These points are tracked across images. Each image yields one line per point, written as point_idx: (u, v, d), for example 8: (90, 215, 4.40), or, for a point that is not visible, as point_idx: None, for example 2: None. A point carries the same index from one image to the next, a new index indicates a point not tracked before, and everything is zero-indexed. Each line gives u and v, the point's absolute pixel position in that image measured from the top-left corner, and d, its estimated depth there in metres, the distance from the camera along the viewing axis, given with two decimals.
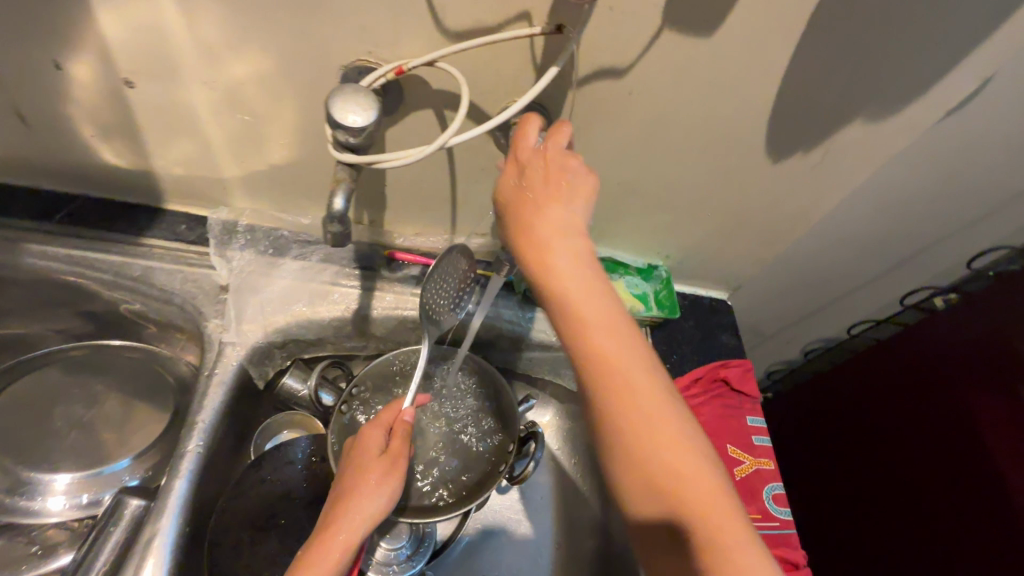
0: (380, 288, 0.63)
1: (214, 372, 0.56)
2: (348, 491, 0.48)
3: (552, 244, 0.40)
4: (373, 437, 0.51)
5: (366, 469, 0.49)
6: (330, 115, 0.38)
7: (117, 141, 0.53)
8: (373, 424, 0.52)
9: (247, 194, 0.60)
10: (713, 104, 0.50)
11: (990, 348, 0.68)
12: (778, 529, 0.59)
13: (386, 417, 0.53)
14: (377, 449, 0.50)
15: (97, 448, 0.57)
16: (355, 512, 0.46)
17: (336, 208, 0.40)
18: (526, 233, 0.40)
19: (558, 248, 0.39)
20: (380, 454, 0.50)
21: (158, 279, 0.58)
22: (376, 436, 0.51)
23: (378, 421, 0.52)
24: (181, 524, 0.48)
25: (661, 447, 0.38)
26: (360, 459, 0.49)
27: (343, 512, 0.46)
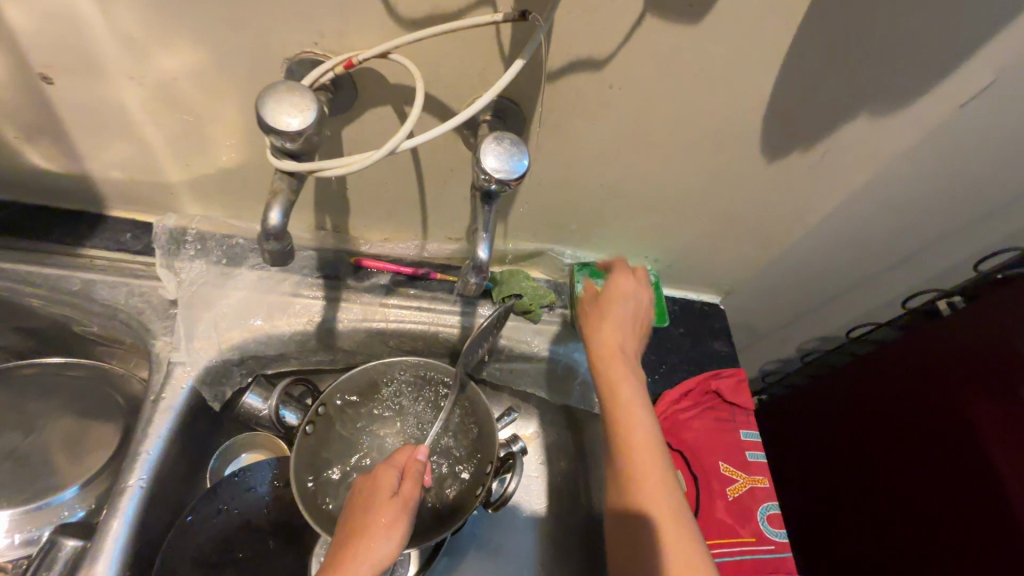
0: (346, 299, 0.58)
1: (161, 397, 0.51)
2: (356, 532, 0.41)
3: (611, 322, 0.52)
4: (388, 476, 0.45)
5: (380, 509, 0.43)
6: (261, 120, 0.33)
7: (44, 143, 0.48)
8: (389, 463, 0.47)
9: (197, 198, 0.55)
10: (702, 99, 0.45)
11: (995, 352, 0.65)
12: (772, 552, 0.55)
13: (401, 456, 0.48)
14: (391, 490, 0.45)
15: (37, 479, 0.52)
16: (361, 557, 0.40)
17: (272, 223, 0.35)
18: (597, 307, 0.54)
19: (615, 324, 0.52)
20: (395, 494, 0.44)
21: (99, 293, 0.53)
22: (391, 475, 0.46)
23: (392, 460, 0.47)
24: (121, 567, 0.44)
25: (654, 490, 0.44)
26: (373, 497, 0.44)
27: (349, 556, 0.40)
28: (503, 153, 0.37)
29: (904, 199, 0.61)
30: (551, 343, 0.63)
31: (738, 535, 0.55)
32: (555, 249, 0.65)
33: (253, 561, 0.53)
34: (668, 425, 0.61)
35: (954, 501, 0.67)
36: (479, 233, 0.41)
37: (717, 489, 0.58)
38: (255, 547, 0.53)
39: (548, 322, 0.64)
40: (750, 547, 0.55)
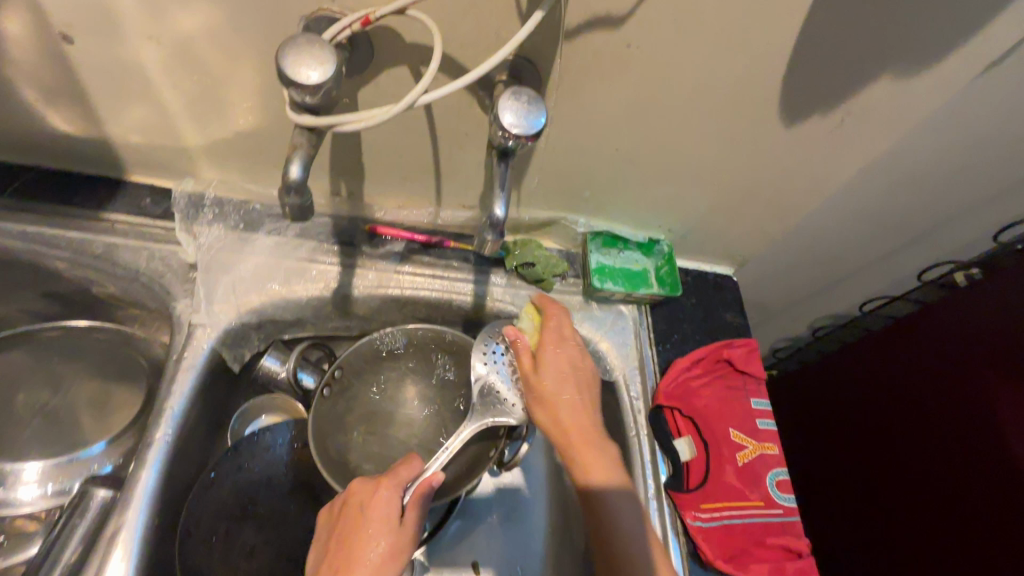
0: (361, 266, 0.60)
1: (183, 355, 0.52)
2: (347, 561, 0.43)
3: (555, 353, 0.54)
4: (386, 503, 0.46)
5: (371, 536, 0.44)
6: (282, 73, 0.33)
7: (66, 106, 0.48)
8: (388, 484, 0.47)
9: (215, 163, 0.56)
10: (722, 60, 0.44)
11: (1004, 315, 0.65)
12: (780, 517, 0.55)
13: (404, 474, 0.48)
14: (388, 516, 0.45)
15: (65, 434, 0.54)
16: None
17: (293, 176, 0.35)
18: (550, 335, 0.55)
19: (557, 355, 0.54)
20: (394, 521, 0.45)
21: (121, 257, 0.54)
22: (389, 499, 0.46)
23: (392, 480, 0.47)
24: (149, 516, 0.46)
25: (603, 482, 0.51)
26: (367, 523, 0.44)
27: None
28: (519, 110, 0.37)
29: (925, 166, 0.60)
30: None
31: (747, 499, 0.55)
32: (569, 217, 0.65)
33: (271, 519, 0.53)
34: (678, 391, 0.61)
35: (961, 474, 0.67)
36: (495, 191, 0.41)
37: (727, 455, 0.57)
38: (275, 504, 0.54)
39: (559, 292, 0.65)
40: (759, 511, 0.55)
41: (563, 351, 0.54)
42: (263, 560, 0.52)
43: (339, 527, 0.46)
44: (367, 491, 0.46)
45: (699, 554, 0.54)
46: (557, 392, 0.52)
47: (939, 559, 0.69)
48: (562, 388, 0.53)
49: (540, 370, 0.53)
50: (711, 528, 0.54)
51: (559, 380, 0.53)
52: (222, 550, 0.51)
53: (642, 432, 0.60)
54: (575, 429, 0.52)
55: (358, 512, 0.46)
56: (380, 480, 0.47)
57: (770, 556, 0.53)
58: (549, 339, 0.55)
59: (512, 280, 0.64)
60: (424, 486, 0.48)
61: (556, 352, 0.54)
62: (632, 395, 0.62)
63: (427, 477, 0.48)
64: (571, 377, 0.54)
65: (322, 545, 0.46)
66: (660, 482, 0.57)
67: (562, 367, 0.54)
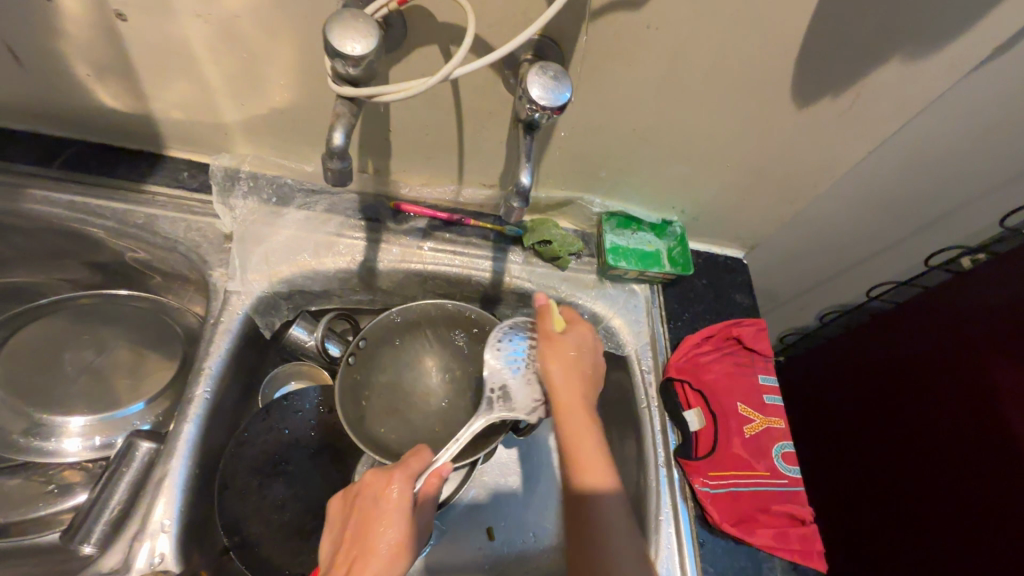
0: (386, 241, 0.62)
1: (220, 320, 0.55)
2: (362, 552, 0.43)
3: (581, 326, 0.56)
4: (398, 495, 0.45)
5: (385, 527, 0.43)
6: (329, 46, 0.36)
7: (114, 81, 0.51)
8: (401, 476, 0.46)
9: (250, 140, 0.59)
10: (738, 43, 0.46)
11: (1003, 294, 0.66)
12: (785, 486, 0.57)
13: (415, 466, 0.47)
14: (401, 509, 0.45)
15: (107, 393, 0.57)
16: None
17: (336, 143, 0.39)
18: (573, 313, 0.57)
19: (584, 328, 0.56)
20: (407, 513, 0.45)
21: (161, 227, 0.57)
22: (401, 491, 0.45)
23: (404, 471, 0.46)
24: (191, 466, 0.49)
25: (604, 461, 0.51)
26: (383, 514, 0.44)
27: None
28: (546, 84, 0.40)
29: (932, 150, 0.62)
30: (577, 290, 0.67)
31: (754, 468, 0.57)
32: (585, 198, 0.67)
33: (301, 476, 0.57)
34: (689, 365, 0.63)
35: (961, 452, 0.68)
36: (520, 161, 0.44)
37: (735, 427, 0.59)
38: (304, 464, 0.57)
39: (575, 270, 0.68)
40: (764, 480, 0.57)
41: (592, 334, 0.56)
42: (293, 513, 0.55)
43: (351, 518, 0.45)
44: (379, 483, 0.45)
45: (707, 519, 0.56)
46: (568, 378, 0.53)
47: (933, 534, 0.70)
48: (572, 365, 0.53)
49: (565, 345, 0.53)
50: (719, 494, 0.56)
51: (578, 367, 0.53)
52: (256, 502, 0.54)
53: (653, 403, 0.62)
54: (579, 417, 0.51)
55: (370, 501, 0.45)
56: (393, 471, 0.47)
57: (775, 522, 0.56)
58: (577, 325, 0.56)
59: (529, 257, 0.66)
60: (435, 477, 0.48)
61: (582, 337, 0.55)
62: (644, 368, 0.64)
63: (438, 469, 0.48)
64: (579, 367, 0.53)
65: (336, 534, 0.46)
66: (670, 449, 0.60)
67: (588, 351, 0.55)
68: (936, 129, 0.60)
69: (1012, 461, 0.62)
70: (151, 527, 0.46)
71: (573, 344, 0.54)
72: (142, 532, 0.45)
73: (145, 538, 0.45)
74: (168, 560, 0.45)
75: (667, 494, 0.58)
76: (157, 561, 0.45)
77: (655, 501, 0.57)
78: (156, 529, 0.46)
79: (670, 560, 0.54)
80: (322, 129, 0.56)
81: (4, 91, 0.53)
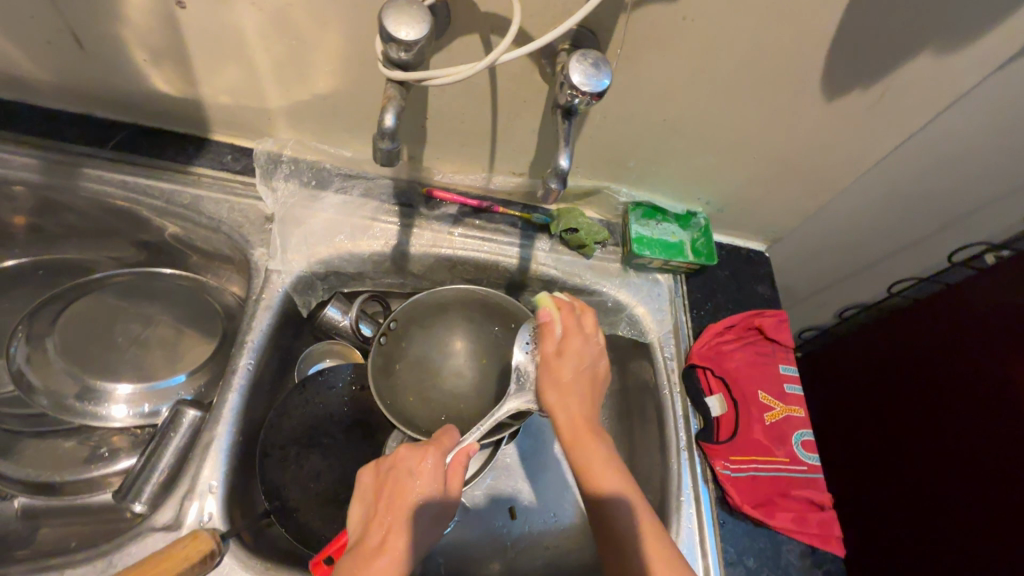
0: (418, 226, 0.65)
1: (262, 297, 0.58)
2: (398, 520, 0.44)
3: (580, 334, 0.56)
4: (433, 471, 0.47)
5: (419, 501, 0.45)
6: (384, 31, 0.38)
7: (168, 67, 0.54)
8: (436, 453, 0.47)
9: (292, 124, 0.61)
10: (772, 35, 0.47)
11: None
12: (805, 473, 0.58)
13: (447, 442, 0.49)
14: (434, 484, 0.46)
15: (152, 364, 0.60)
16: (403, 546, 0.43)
17: (387, 124, 0.42)
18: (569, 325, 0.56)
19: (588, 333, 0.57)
20: (439, 488, 0.47)
21: (207, 207, 0.60)
22: (435, 466, 0.47)
23: (438, 448, 0.48)
24: (234, 433, 0.52)
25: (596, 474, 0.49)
26: (419, 488, 0.45)
27: (395, 548, 0.42)
28: (585, 70, 0.42)
29: (959, 145, 0.63)
30: (600, 278, 0.68)
31: (774, 455, 0.58)
32: (611, 187, 0.69)
33: (336, 448, 0.59)
34: (711, 353, 0.64)
35: (982, 451, 0.69)
36: (559, 145, 0.46)
37: (755, 414, 0.60)
38: (336, 437, 0.60)
39: (598, 258, 0.69)
40: (784, 466, 0.58)
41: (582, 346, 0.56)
42: (327, 482, 0.57)
43: (380, 490, 0.46)
44: (417, 457, 0.47)
45: (728, 501, 0.58)
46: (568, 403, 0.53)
47: (956, 529, 0.70)
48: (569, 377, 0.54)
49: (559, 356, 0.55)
50: (739, 477, 0.58)
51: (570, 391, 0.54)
52: (293, 469, 0.57)
53: (675, 389, 0.64)
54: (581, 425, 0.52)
55: (406, 477, 0.46)
56: (426, 448, 0.48)
57: (794, 506, 0.57)
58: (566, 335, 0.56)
59: (556, 245, 0.68)
60: (463, 455, 0.50)
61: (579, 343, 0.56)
62: (666, 355, 0.66)
63: (467, 448, 0.50)
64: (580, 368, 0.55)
65: (364, 504, 0.46)
66: (691, 434, 0.61)
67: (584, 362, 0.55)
68: (965, 125, 0.61)
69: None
70: (200, 488, 0.49)
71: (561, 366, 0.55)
72: (191, 491, 0.48)
73: (194, 498, 0.48)
74: (216, 519, 0.48)
75: (689, 477, 0.59)
76: (206, 519, 0.48)
77: (676, 484, 0.59)
78: (204, 489, 0.49)
79: (691, 539, 0.56)
80: (363, 116, 0.58)
81: (64, 75, 0.56)
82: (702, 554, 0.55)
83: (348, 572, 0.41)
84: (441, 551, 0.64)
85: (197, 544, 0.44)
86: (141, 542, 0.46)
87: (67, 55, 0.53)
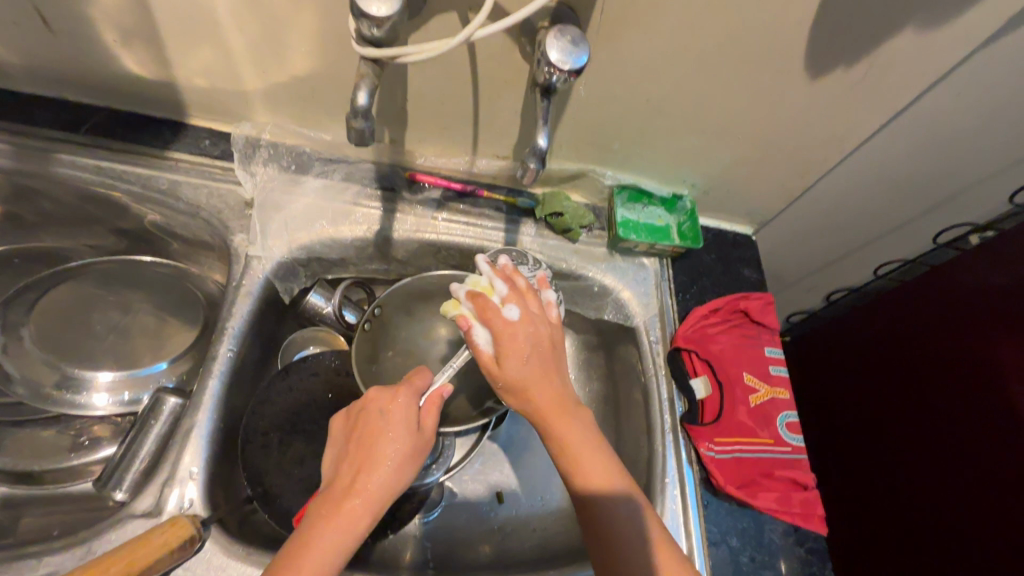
0: (400, 211, 0.64)
1: (242, 283, 0.57)
2: (370, 460, 0.43)
3: (505, 325, 0.49)
4: (403, 409, 0.46)
5: (390, 438, 0.45)
6: (354, 6, 0.37)
7: (140, 49, 0.52)
8: (405, 392, 0.47)
9: (270, 108, 0.60)
10: (753, 12, 0.47)
11: (1011, 271, 0.67)
12: (788, 453, 0.59)
13: (417, 383, 0.49)
14: (406, 422, 0.46)
15: (132, 352, 0.59)
16: (377, 485, 0.43)
17: (359, 103, 0.42)
18: (495, 320, 0.49)
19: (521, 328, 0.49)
20: (412, 427, 0.46)
21: (184, 192, 0.59)
22: (406, 406, 0.47)
23: (408, 388, 0.48)
24: (215, 420, 0.52)
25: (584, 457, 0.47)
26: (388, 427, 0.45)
27: (366, 486, 0.42)
28: (563, 48, 0.41)
29: (944, 125, 0.63)
30: (587, 262, 0.68)
31: (758, 436, 0.59)
32: (597, 170, 0.68)
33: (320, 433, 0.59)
34: (697, 336, 0.64)
35: (970, 431, 0.69)
36: (539, 124, 0.46)
37: (739, 396, 0.60)
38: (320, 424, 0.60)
39: (584, 243, 0.69)
40: (768, 447, 0.58)
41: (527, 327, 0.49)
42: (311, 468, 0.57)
43: (353, 433, 0.46)
44: (386, 397, 0.47)
45: (711, 482, 0.58)
46: (523, 382, 0.47)
47: (943, 510, 0.71)
48: (519, 351, 0.48)
49: (499, 353, 0.48)
50: (723, 458, 0.58)
51: (523, 367, 0.47)
52: (277, 454, 0.56)
53: (660, 372, 0.64)
54: (548, 407, 0.47)
55: (376, 418, 0.46)
56: (399, 386, 0.48)
57: (778, 485, 0.57)
58: (499, 318, 0.49)
59: (541, 230, 0.68)
60: (438, 397, 0.49)
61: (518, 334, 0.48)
62: (652, 339, 0.66)
63: (439, 389, 0.49)
64: (529, 345, 0.48)
65: (339, 451, 0.46)
66: (676, 416, 0.61)
67: (524, 346, 0.48)
68: (948, 105, 0.60)
69: (1015, 436, 0.63)
70: (180, 475, 0.49)
71: (502, 354, 0.48)
72: (172, 479, 0.48)
73: (174, 484, 0.48)
74: (196, 505, 0.48)
75: (673, 459, 0.59)
76: (186, 505, 0.48)
77: (661, 465, 0.59)
78: (184, 476, 0.49)
79: (675, 520, 0.56)
80: (343, 98, 0.57)
81: (32, 57, 0.54)
82: (686, 535, 0.56)
83: (322, 511, 0.41)
84: (430, 535, 0.64)
85: (175, 531, 0.43)
86: (120, 529, 0.46)
87: (34, 36, 0.51)
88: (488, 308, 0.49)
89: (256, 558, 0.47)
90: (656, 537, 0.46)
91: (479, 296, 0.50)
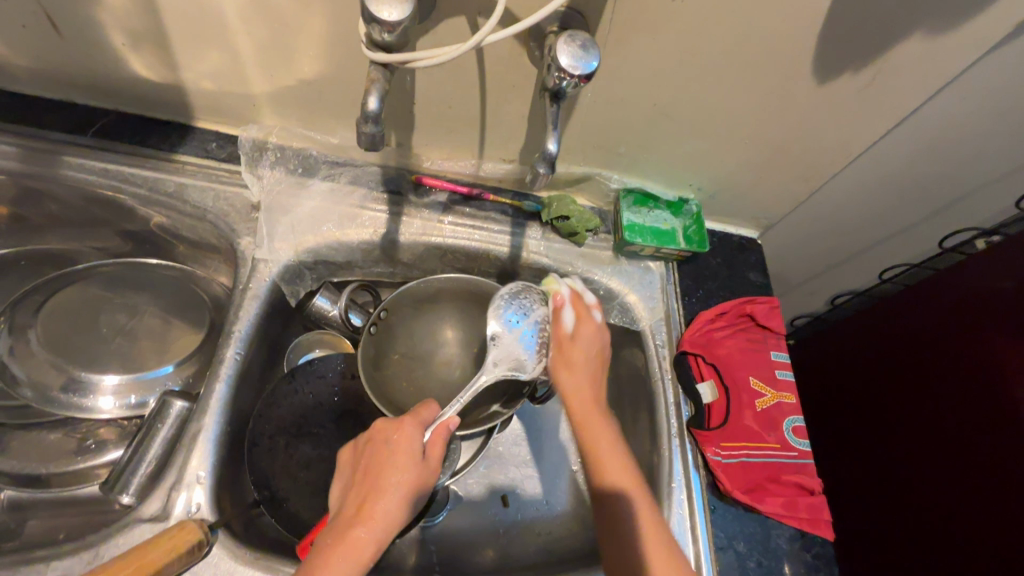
0: (407, 214, 0.64)
1: (249, 286, 0.57)
2: (378, 490, 0.44)
3: (586, 330, 0.59)
4: (410, 441, 0.46)
5: (395, 470, 0.45)
6: (366, 11, 0.37)
7: (148, 52, 0.53)
8: (412, 423, 0.48)
9: (277, 111, 0.60)
10: (761, 18, 0.47)
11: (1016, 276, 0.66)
12: (795, 458, 0.59)
13: (425, 415, 0.49)
14: (413, 454, 0.46)
15: (138, 355, 0.59)
16: (382, 517, 0.43)
17: (370, 108, 0.42)
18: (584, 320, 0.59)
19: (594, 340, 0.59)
20: (418, 459, 0.46)
21: (191, 195, 0.59)
22: (413, 436, 0.47)
23: (415, 419, 0.48)
24: (222, 423, 0.52)
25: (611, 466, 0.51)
26: (395, 457, 0.45)
27: (371, 517, 0.43)
28: (573, 52, 0.41)
29: (950, 129, 0.63)
30: (593, 266, 0.68)
31: (765, 440, 0.58)
32: (603, 173, 0.68)
33: (326, 437, 0.59)
34: (702, 340, 0.64)
35: (973, 437, 0.69)
36: (548, 129, 0.46)
37: (746, 400, 0.60)
38: (326, 427, 0.60)
39: (590, 246, 0.69)
40: (775, 452, 0.58)
41: (597, 340, 0.59)
42: (317, 472, 0.57)
43: (360, 463, 0.47)
44: (393, 427, 0.47)
45: (718, 487, 0.58)
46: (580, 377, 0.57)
47: (947, 516, 0.71)
48: (588, 356, 0.58)
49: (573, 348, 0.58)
50: (730, 463, 0.58)
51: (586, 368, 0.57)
52: (283, 457, 0.56)
53: (666, 376, 0.64)
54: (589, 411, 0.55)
55: (383, 449, 0.46)
56: (406, 416, 0.49)
57: (784, 491, 0.57)
58: (585, 320, 0.59)
59: (547, 233, 0.68)
60: (443, 428, 0.49)
61: (588, 343, 0.58)
62: (658, 342, 0.66)
63: (445, 422, 0.49)
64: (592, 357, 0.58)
65: (347, 480, 0.47)
66: (683, 420, 0.61)
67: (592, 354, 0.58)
68: (955, 110, 0.60)
69: (1018, 442, 0.63)
70: (187, 479, 0.49)
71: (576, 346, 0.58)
72: (179, 483, 0.48)
73: (182, 489, 0.48)
74: (204, 510, 0.48)
75: (680, 464, 0.59)
76: (194, 509, 0.48)
77: (667, 470, 0.59)
78: (192, 480, 0.49)
79: (681, 525, 0.56)
80: (350, 102, 0.57)
81: (40, 60, 0.54)
82: (692, 540, 0.55)
83: (327, 540, 0.42)
84: (434, 539, 0.64)
85: (184, 535, 0.44)
86: (128, 533, 0.46)
87: (43, 39, 0.52)
88: (582, 307, 0.59)
89: (263, 562, 0.47)
90: (655, 543, 0.48)
91: (577, 289, 0.60)
